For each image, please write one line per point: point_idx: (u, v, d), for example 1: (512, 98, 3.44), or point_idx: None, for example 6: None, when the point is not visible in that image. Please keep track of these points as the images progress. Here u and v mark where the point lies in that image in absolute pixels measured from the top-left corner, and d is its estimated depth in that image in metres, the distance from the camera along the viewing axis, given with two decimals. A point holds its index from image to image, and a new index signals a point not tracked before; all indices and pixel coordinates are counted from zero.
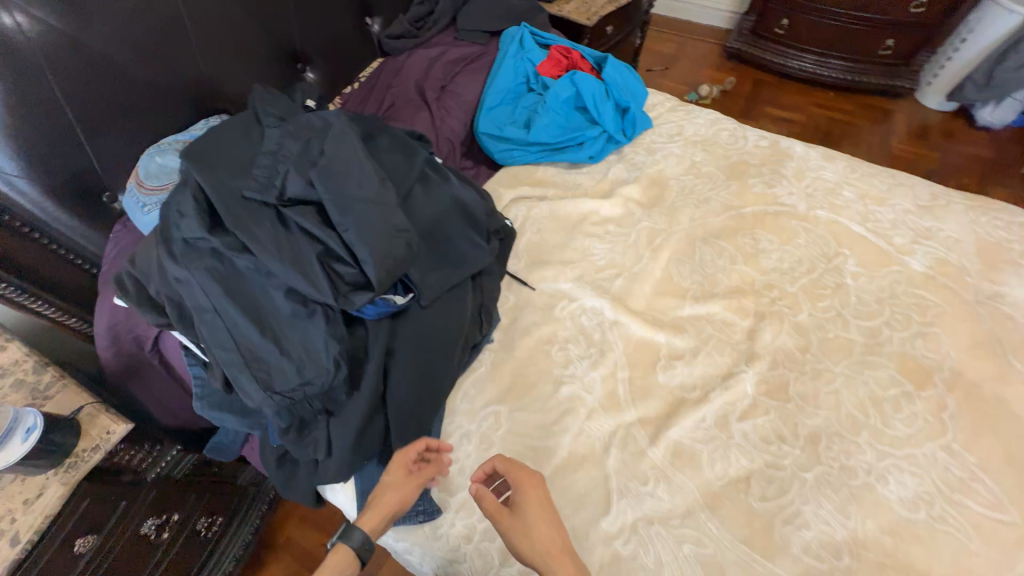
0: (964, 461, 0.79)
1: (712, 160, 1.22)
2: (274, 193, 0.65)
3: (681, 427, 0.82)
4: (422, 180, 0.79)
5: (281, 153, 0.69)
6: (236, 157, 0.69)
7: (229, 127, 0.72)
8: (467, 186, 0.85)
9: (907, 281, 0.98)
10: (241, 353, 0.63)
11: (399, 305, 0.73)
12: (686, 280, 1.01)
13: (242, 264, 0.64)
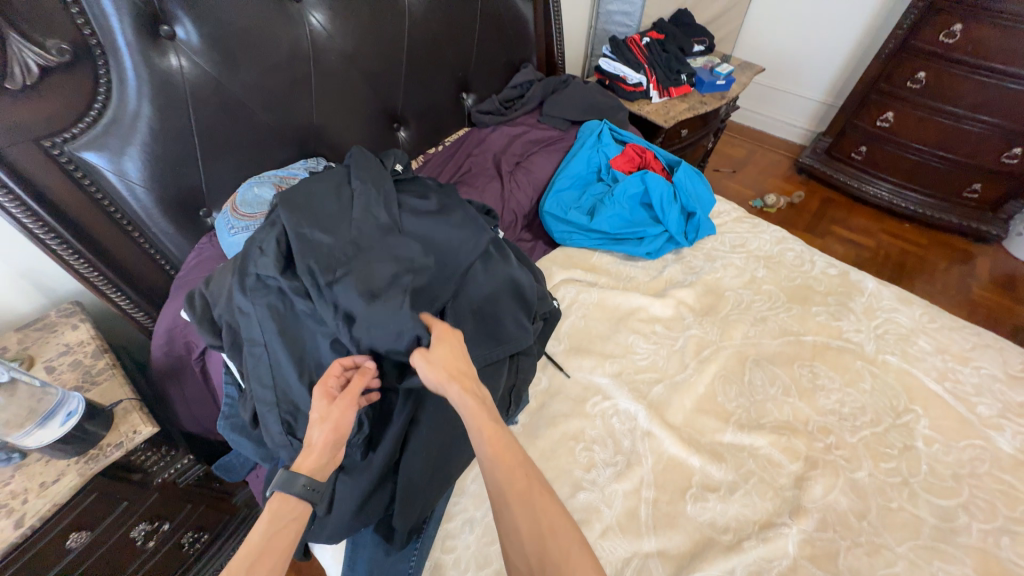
0: None
1: (774, 279, 1.18)
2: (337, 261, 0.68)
3: (706, 575, 0.73)
4: (483, 259, 0.80)
5: (363, 217, 0.74)
6: (319, 210, 0.73)
7: (324, 181, 0.77)
8: (525, 269, 0.86)
9: (990, 461, 0.87)
10: (274, 392, 0.66)
11: None
12: (731, 401, 0.94)
13: (300, 309, 0.67)
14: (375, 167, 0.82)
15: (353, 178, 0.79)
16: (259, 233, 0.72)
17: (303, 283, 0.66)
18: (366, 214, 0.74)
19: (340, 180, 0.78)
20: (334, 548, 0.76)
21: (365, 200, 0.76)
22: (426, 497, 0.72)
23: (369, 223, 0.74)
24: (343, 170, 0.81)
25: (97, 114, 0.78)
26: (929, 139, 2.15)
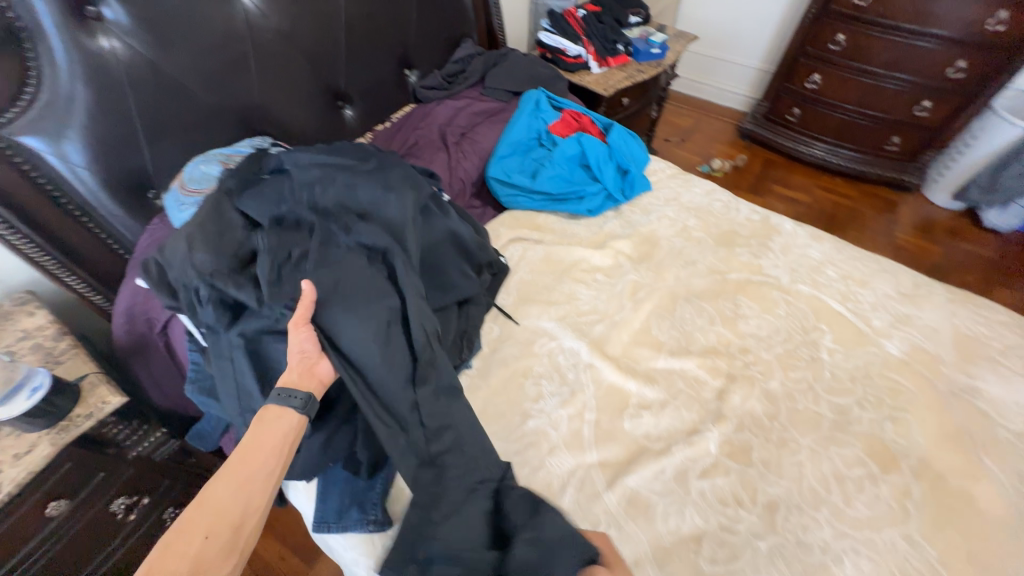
0: (924, 554, 0.76)
1: (704, 228, 1.30)
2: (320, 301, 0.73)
3: (639, 476, 0.83)
4: (420, 215, 0.88)
5: (363, 302, 0.75)
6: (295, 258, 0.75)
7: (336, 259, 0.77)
8: (462, 221, 0.93)
9: (882, 363, 1.00)
10: (239, 402, 0.73)
11: None
12: (664, 333, 1.05)
13: (263, 335, 0.73)
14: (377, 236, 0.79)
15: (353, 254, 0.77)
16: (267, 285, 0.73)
17: (274, 315, 0.72)
18: (366, 305, 0.75)
19: (339, 252, 0.77)
20: (306, 489, 0.83)
21: (351, 263, 0.77)
22: None
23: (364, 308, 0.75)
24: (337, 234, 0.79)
25: (30, 98, 0.81)
26: (853, 98, 2.33)
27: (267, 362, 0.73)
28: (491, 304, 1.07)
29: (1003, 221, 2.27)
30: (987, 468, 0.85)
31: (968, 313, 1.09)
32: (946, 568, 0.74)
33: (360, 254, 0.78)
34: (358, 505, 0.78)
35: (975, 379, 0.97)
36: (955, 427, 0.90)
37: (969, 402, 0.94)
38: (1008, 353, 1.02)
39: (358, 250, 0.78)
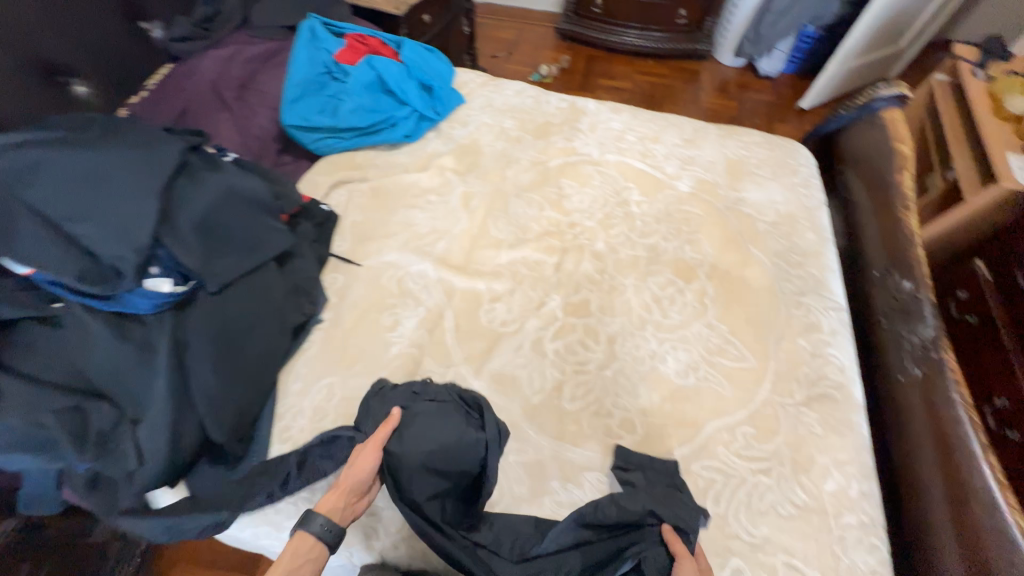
0: (719, 330, 0.97)
1: (521, 126, 1.35)
2: (213, 344, 0.74)
3: (501, 356, 0.92)
4: (183, 176, 0.77)
5: (459, 451, 0.75)
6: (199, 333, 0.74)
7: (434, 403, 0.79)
8: (244, 174, 0.85)
9: (677, 201, 1.19)
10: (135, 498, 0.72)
11: (173, 293, 0.72)
12: (501, 231, 1.12)
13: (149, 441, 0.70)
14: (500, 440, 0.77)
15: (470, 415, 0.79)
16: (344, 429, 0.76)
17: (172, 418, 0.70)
18: (437, 450, 0.74)
19: (419, 414, 0.76)
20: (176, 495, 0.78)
21: (259, 293, 0.82)
22: (240, 407, 0.76)
23: (438, 451, 0.74)
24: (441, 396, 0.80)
25: None
26: None
27: (118, 414, 0.70)
28: (325, 254, 1.03)
29: (772, 66, 2.69)
30: (755, 254, 1.09)
31: (733, 142, 1.32)
32: (735, 334, 0.97)
33: (268, 272, 0.84)
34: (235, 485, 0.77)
35: (741, 192, 1.21)
36: (732, 232, 1.12)
37: (739, 210, 1.17)
38: (761, 165, 1.27)
39: (264, 268, 0.84)
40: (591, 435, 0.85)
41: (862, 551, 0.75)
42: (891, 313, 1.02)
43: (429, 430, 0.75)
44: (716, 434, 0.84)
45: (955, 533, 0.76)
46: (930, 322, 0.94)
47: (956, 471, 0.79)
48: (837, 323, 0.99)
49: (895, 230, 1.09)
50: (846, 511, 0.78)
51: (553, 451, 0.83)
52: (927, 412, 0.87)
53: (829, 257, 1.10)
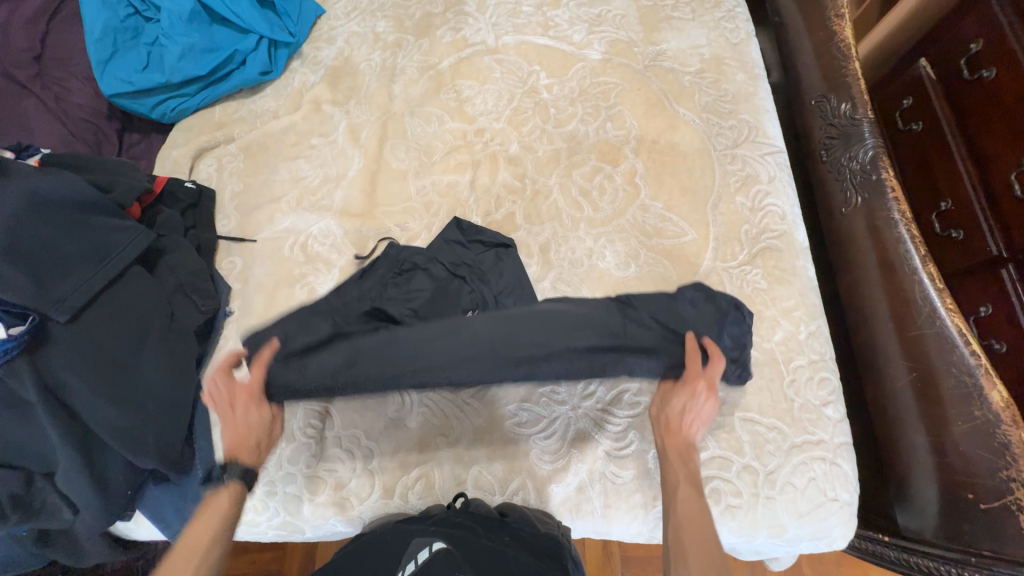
0: (655, 210, 0.90)
1: (397, 26, 1.13)
2: (94, 375, 0.67)
3: None
4: None
5: (431, 309, 0.79)
6: (72, 370, 0.66)
7: (485, 260, 0.87)
8: (48, 172, 0.69)
9: (591, 74, 1.04)
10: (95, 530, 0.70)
11: (16, 337, 0.62)
12: (403, 160, 0.99)
13: (70, 489, 0.65)
14: (470, 302, 0.82)
15: (423, 277, 0.83)
16: (281, 377, 0.64)
17: (82, 463, 0.65)
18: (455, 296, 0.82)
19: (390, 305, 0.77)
20: (139, 521, 0.76)
21: (132, 305, 0.73)
22: (158, 428, 0.70)
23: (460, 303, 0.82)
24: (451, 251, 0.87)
25: None
26: None
27: (27, 471, 0.65)
28: (210, 240, 0.90)
29: None
30: (681, 114, 0.98)
31: None
32: (670, 210, 0.90)
33: (136, 279, 0.74)
34: (192, 499, 0.75)
35: (659, 44, 1.05)
36: (654, 95, 1.00)
37: (659, 67, 1.03)
38: (678, 5, 1.09)
39: (128, 277, 0.74)
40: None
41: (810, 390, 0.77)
42: (830, 142, 0.94)
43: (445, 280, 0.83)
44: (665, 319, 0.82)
45: (899, 345, 0.77)
46: (869, 142, 0.88)
47: (899, 289, 0.78)
48: (775, 167, 0.92)
49: (829, 47, 0.98)
50: (796, 354, 0.78)
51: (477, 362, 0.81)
52: (871, 238, 0.83)
53: (763, 95, 0.99)
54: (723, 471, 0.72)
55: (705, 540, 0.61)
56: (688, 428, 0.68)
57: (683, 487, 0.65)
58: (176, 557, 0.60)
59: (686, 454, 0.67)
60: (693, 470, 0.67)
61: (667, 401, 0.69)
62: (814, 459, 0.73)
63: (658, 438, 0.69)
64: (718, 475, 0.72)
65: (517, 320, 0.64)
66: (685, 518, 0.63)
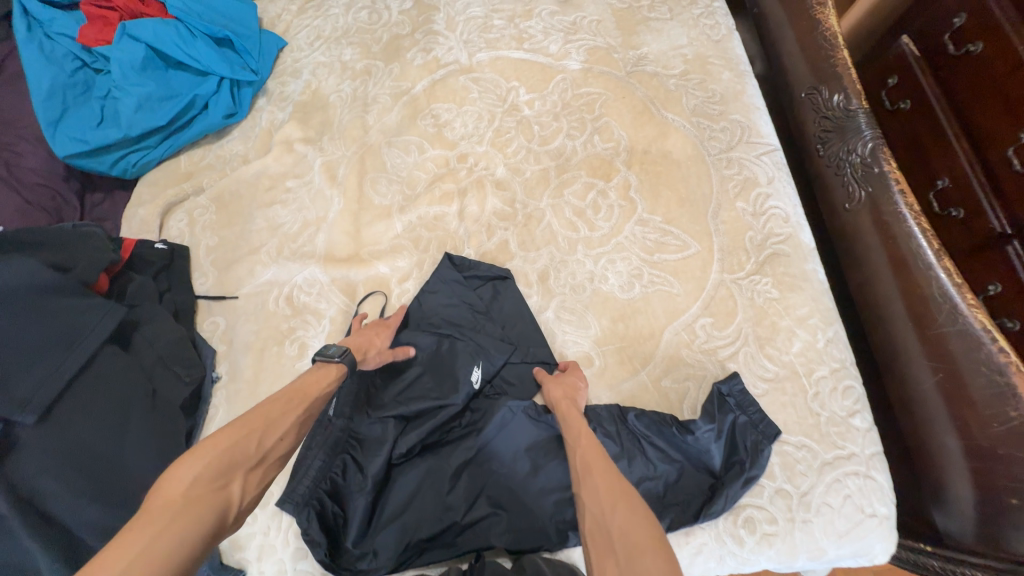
0: (653, 224, 0.86)
1: (365, 52, 1.07)
2: (73, 472, 0.61)
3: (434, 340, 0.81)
4: None
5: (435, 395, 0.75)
6: (49, 472, 0.60)
7: (484, 295, 0.84)
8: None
9: (572, 85, 0.99)
10: None
11: None
12: (385, 195, 0.94)
13: None
14: (468, 357, 0.77)
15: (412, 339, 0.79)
16: (354, 561, 0.67)
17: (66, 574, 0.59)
18: (447, 357, 0.78)
19: (392, 409, 0.74)
20: None
21: (109, 389, 0.67)
22: None
23: (453, 366, 0.77)
24: (433, 306, 0.83)
25: None
26: None
27: None
28: (188, 302, 0.85)
29: None
30: (669, 120, 0.94)
31: None
32: (669, 222, 0.86)
33: (111, 359, 0.69)
34: None
35: (640, 47, 1.01)
36: (640, 102, 0.96)
37: (642, 71, 0.99)
38: (655, 5, 1.05)
39: (102, 358, 0.68)
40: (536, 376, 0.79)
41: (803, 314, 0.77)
42: (826, 135, 0.91)
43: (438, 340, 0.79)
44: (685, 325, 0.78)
45: (922, 345, 0.74)
46: (867, 133, 0.85)
47: (913, 285, 0.75)
48: (773, 167, 0.89)
49: (814, 37, 0.95)
50: (817, 365, 0.75)
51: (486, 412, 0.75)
52: (879, 233, 0.81)
53: (751, 92, 0.96)
54: (755, 497, 0.69)
55: (604, 457, 0.61)
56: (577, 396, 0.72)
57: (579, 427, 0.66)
58: (286, 410, 0.60)
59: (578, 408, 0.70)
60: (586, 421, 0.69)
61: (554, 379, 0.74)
62: (848, 474, 0.69)
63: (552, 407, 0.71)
64: (750, 502, 0.69)
65: (558, 444, 0.72)
66: (587, 448, 0.63)
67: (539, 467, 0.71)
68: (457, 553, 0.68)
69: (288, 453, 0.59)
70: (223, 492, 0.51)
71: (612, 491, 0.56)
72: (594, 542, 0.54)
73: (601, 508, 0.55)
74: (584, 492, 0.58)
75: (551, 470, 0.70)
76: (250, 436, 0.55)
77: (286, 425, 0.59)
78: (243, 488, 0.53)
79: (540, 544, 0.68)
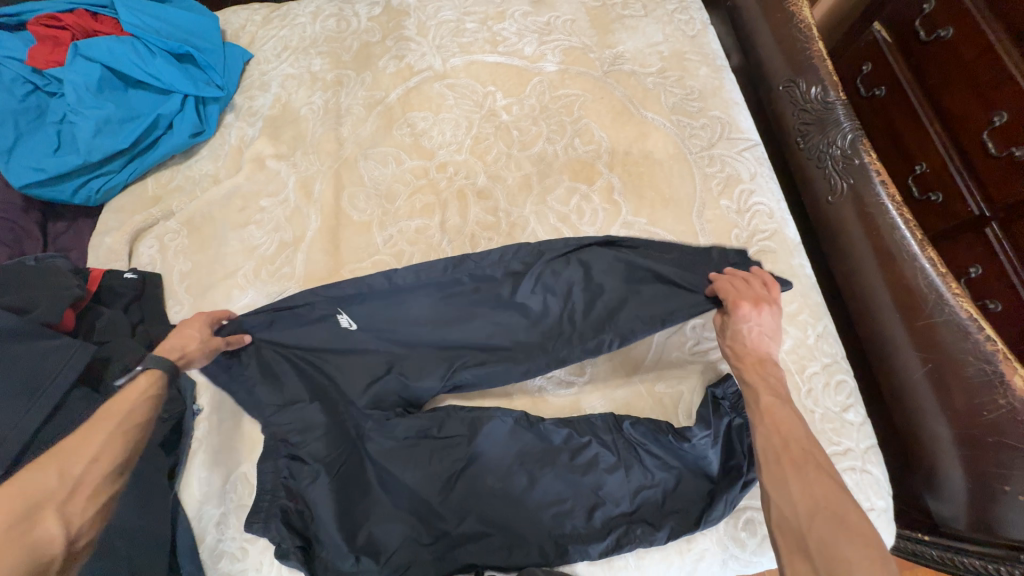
0: (639, 226, 0.85)
1: (335, 62, 1.04)
2: None
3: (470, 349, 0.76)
4: None
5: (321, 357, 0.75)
6: None
7: (577, 300, 0.76)
8: None
9: (549, 87, 0.98)
10: None
11: None
12: (364, 209, 0.91)
13: None
14: (329, 305, 0.75)
15: (253, 316, 0.74)
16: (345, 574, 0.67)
17: None
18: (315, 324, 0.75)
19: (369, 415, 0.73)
20: None
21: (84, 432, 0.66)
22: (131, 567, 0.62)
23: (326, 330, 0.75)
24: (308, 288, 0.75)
25: None
26: None
27: None
28: (163, 332, 0.81)
29: None
30: (649, 118, 0.93)
31: None
32: (655, 223, 0.85)
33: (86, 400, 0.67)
34: None
35: (616, 46, 1.00)
36: (618, 102, 0.94)
37: (619, 70, 0.98)
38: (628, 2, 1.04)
39: (77, 400, 0.67)
40: (524, 385, 0.77)
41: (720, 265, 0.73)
42: (805, 128, 0.91)
43: (294, 306, 0.74)
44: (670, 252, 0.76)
45: (908, 336, 0.75)
46: (846, 125, 0.85)
47: (898, 275, 0.76)
48: (754, 163, 0.88)
49: (790, 28, 0.95)
50: (808, 361, 0.75)
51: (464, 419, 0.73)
52: (863, 224, 0.81)
53: (730, 87, 0.95)
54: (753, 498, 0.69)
55: (803, 448, 0.55)
56: (757, 344, 0.67)
57: (767, 404, 0.60)
58: (92, 428, 0.52)
59: (766, 374, 0.64)
60: (774, 384, 0.63)
61: (726, 331, 0.69)
62: (844, 470, 0.70)
63: (736, 368, 0.67)
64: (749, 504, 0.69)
65: (553, 454, 0.71)
66: (775, 428, 0.57)
67: (532, 477, 0.70)
68: (449, 568, 0.67)
69: (116, 472, 0.50)
70: (31, 534, 0.43)
71: (810, 485, 0.52)
72: (784, 539, 0.50)
73: (793, 507, 0.51)
74: (769, 481, 0.54)
75: (547, 479, 0.69)
76: (46, 469, 0.46)
77: (100, 441, 0.51)
78: (67, 523, 0.45)
79: (535, 558, 0.67)
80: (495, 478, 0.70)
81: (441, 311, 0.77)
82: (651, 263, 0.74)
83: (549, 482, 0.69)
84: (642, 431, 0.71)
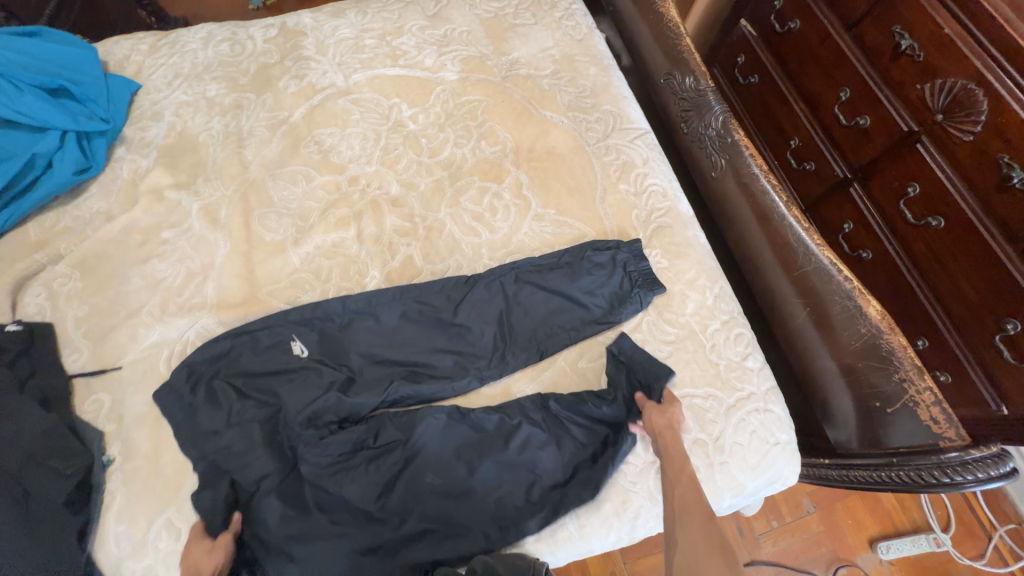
0: (549, 217, 0.90)
1: (232, 85, 1.02)
2: None
3: (404, 357, 0.78)
4: None
5: (263, 383, 0.75)
6: None
7: (510, 308, 0.82)
8: None
9: (452, 95, 1.02)
10: None
11: None
12: (277, 229, 0.89)
13: None
14: (287, 330, 0.79)
15: (200, 351, 0.76)
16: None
17: None
18: (263, 351, 0.77)
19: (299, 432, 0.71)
20: None
21: None
22: None
23: (273, 355, 0.77)
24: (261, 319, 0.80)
25: None
26: None
27: None
28: (59, 383, 0.75)
29: None
30: (547, 117, 0.99)
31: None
32: (563, 212, 0.91)
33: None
34: None
35: (511, 53, 1.06)
36: (518, 104, 1.00)
37: (517, 75, 1.04)
38: (519, 11, 1.11)
39: None
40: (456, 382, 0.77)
41: (623, 261, 0.85)
42: (686, 115, 1.01)
43: (250, 334, 0.78)
44: (584, 253, 0.85)
45: (790, 286, 0.84)
46: (717, 109, 0.95)
47: (775, 234, 0.86)
48: (646, 149, 0.97)
49: (662, 28, 1.05)
50: (710, 320, 0.83)
51: (399, 423, 0.74)
52: (742, 193, 0.90)
53: (617, 84, 1.04)
54: None
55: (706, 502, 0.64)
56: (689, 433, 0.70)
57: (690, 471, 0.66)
58: None
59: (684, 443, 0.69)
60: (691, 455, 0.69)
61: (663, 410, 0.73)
62: (751, 412, 0.77)
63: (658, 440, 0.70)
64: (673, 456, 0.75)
65: (489, 442, 0.73)
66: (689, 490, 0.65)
67: (471, 466, 0.71)
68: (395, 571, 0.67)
69: None
70: None
71: (711, 548, 0.59)
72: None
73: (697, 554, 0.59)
74: (681, 532, 0.62)
75: (486, 467, 0.71)
76: None
77: None
78: None
79: (482, 545, 0.68)
80: (434, 474, 0.71)
81: (387, 330, 0.80)
82: (566, 270, 0.84)
83: (488, 469, 0.71)
84: (569, 407, 0.75)
